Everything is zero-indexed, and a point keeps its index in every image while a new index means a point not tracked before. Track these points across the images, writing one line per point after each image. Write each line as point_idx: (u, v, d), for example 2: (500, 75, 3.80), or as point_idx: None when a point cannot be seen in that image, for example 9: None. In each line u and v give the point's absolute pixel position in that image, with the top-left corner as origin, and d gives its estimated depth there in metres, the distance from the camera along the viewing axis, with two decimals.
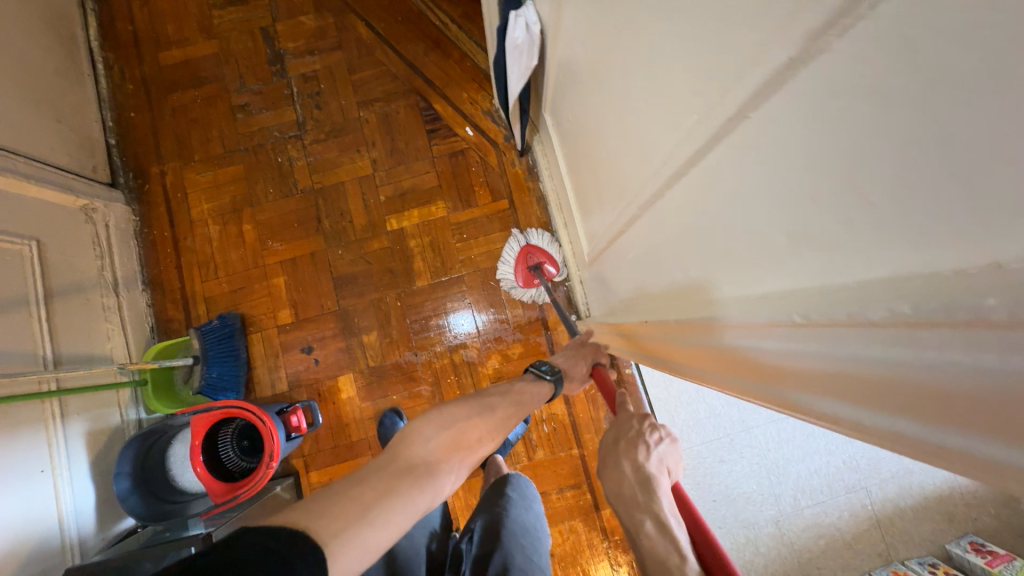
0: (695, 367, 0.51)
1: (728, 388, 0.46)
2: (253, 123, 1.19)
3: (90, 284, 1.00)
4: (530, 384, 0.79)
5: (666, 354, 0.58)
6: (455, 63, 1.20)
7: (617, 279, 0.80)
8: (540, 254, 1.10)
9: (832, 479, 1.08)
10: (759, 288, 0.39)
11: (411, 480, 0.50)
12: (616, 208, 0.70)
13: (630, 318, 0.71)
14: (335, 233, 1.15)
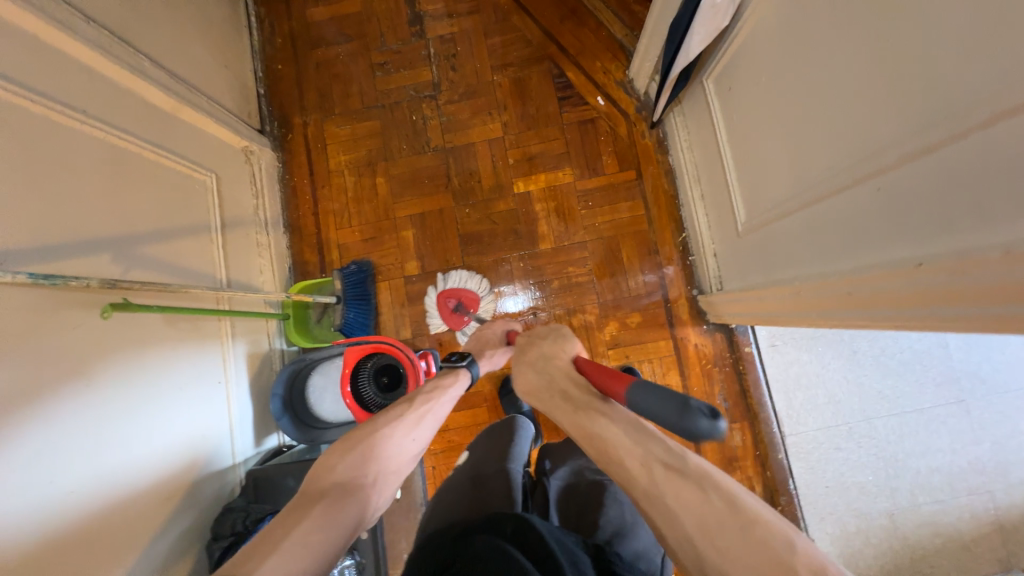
0: (900, 310, 0.54)
1: (943, 322, 0.49)
2: (391, 81, 1.23)
3: (249, 220, 1.07)
4: (445, 374, 0.82)
5: (868, 315, 0.59)
6: (591, 32, 1.21)
7: (772, 247, 0.80)
8: (456, 295, 1.13)
9: (954, 479, 1.05)
10: (1005, 235, 0.41)
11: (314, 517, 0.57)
12: (794, 182, 0.70)
13: (796, 281, 0.73)
14: (464, 192, 1.19)
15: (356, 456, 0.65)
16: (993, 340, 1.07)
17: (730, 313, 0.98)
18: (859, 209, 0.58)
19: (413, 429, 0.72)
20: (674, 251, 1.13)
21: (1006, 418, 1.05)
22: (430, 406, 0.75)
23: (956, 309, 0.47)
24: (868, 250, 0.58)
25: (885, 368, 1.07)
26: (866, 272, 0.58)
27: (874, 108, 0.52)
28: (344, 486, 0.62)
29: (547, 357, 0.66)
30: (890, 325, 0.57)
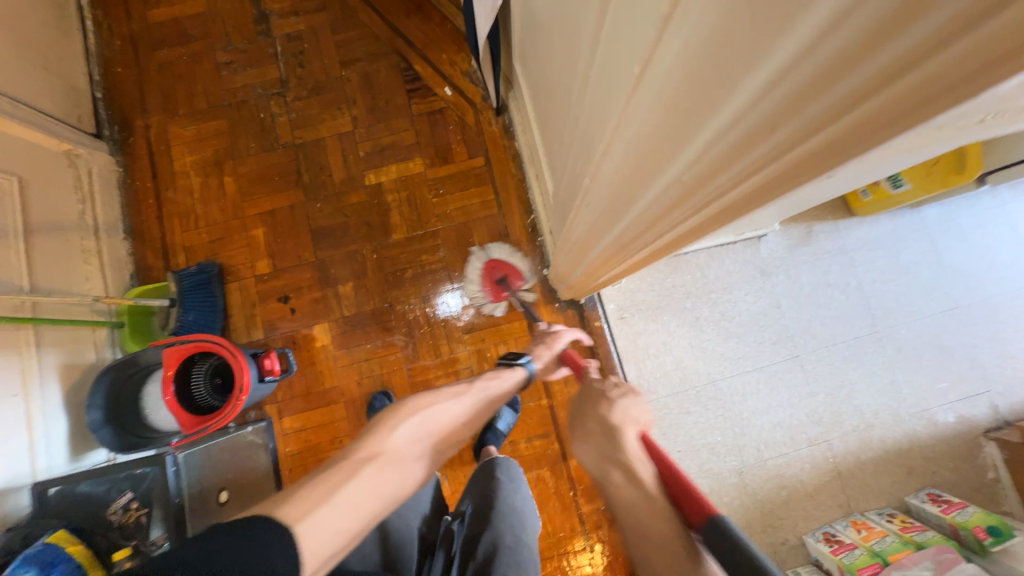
0: (647, 190, 0.44)
1: (642, 221, 0.49)
2: (237, 81, 1.22)
3: (71, 225, 1.02)
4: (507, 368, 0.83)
5: (632, 215, 0.50)
6: (436, 26, 1.23)
7: (565, 199, 0.82)
8: (503, 269, 1.13)
9: (794, 431, 1.10)
10: (621, 103, 0.42)
11: (374, 471, 0.56)
12: (567, 127, 0.73)
13: (574, 221, 0.74)
14: (315, 187, 1.18)
15: (411, 422, 0.66)
16: (820, 297, 1.14)
17: (570, 273, 0.93)
18: (597, 93, 0.51)
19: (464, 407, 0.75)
20: (525, 232, 1.15)
21: (836, 369, 1.12)
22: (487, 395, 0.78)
23: (671, 165, 0.38)
24: (605, 137, 0.50)
25: (724, 331, 1.12)
26: (592, 190, 0.59)
27: (574, 41, 0.56)
28: (404, 451, 0.62)
29: (614, 423, 0.63)
30: (653, 220, 0.47)
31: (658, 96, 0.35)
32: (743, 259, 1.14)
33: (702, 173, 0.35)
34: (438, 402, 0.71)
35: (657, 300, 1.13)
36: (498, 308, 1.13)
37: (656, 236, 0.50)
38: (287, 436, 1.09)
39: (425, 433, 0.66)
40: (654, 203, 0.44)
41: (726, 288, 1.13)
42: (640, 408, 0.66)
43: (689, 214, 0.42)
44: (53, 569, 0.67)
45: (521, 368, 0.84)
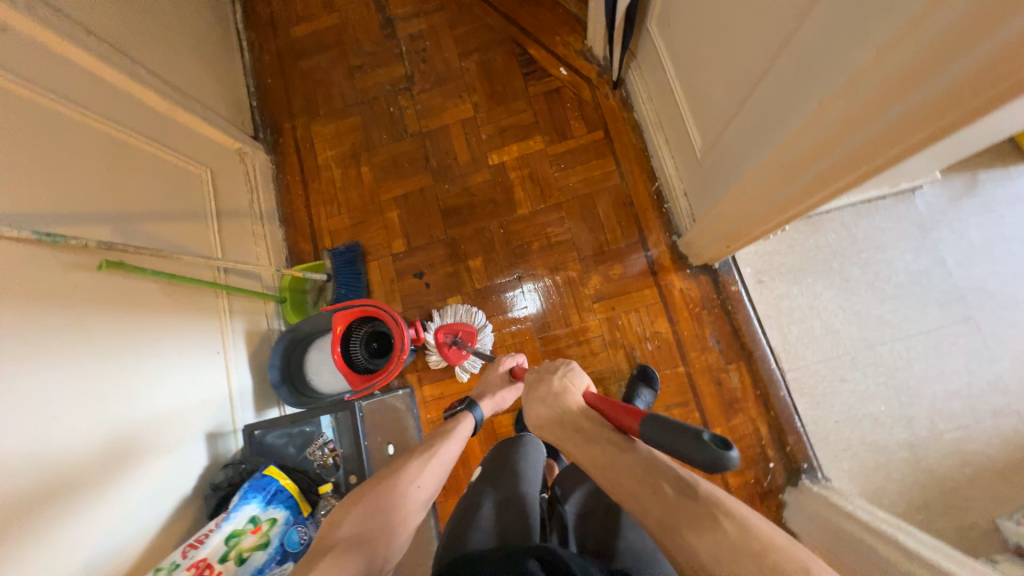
0: (867, 132, 0.46)
1: (868, 150, 0.48)
2: (369, 80, 1.33)
3: (244, 212, 1.16)
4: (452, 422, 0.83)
5: (844, 149, 0.50)
6: (548, 11, 1.28)
7: (718, 159, 0.81)
8: (457, 330, 1.10)
9: (975, 401, 0.99)
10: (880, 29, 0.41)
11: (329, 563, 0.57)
12: (733, 82, 0.72)
13: (735, 178, 0.74)
14: (442, 170, 1.25)
15: (359, 509, 0.66)
16: (995, 252, 1.02)
17: (711, 235, 0.92)
18: (797, 54, 0.53)
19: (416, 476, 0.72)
20: (651, 200, 1.15)
21: (1022, 330, 0.99)
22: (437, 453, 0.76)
23: (951, 77, 0.37)
24: (819, 80, 0.50)
25: (881, 292, 1.04)
26: (780, 138, 0.58)
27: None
28: (356, 537, 0.62)
29: (556, 390, 0.71)
30: (874, 152, 0.48)
31: (934, 22, 0.35)
32: (898, 214, 1.05)
33: (991, 75, 0.35)
34: (386, 477, 0.70)
35: (800, 261, 1.07)
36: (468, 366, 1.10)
37: (864, 170, 0.51)
38: (428, 403, 1.15)
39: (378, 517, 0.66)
40: (873, 144, 0.47)
41: (879, 246, 1.05)
42: (577, 374, 0.75)
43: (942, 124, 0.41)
44: (271, 497, 0.75)
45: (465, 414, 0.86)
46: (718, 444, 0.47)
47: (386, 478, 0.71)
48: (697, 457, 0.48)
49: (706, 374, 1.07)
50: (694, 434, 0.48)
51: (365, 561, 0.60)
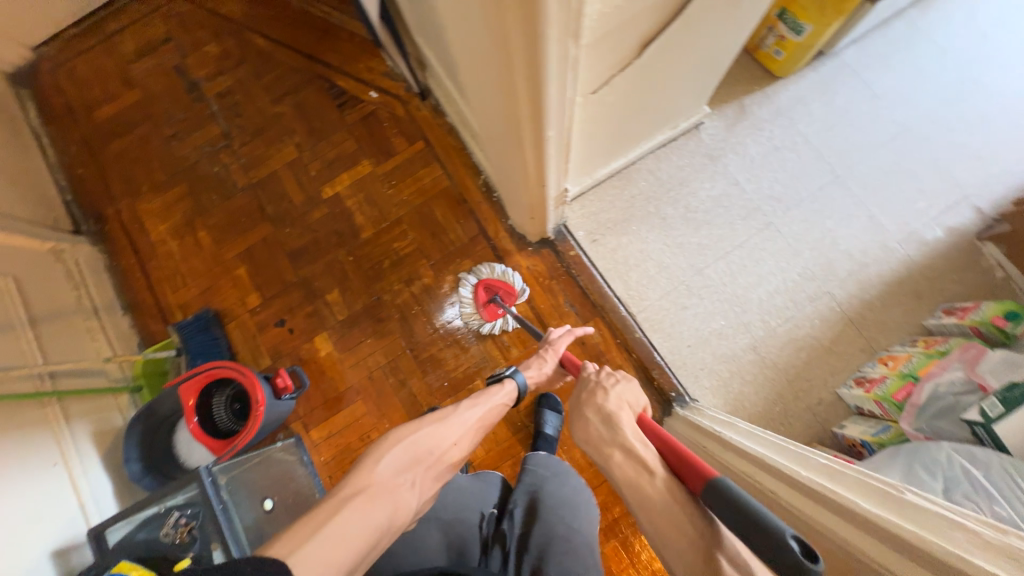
0: (508, 96, 0.53)
1: (519, 113, 0.54)
2: (187, 146, 1.31)
3: (71, 310, 1.10)
4: (497, 387, 0.79)
5: (509, 103, 0.54)
6: (346, 42, 1.32)
7: (488, 145, 0.88)
8: (496, 286, 1.13)
9: (793, 293, 1.11)
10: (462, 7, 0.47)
11: (361, 500, 0.55)
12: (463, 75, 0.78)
13: (496, 157, 0.80)
14: (280, 216, 1.25)
15: (392, 453, 0.63)
16: (774, 162, 1.16)
17: (521, 212, 0.98)
18: (461, 40, 0.60)
19: (450, 431, 0.70)
20: (481, 192, 1.21)
21: (811, 222, 1.13)
22: (468, 413, 0.74)
23: (502, 37, 0.43)
24: (473, 59, 0.56)
25: (694, 222, 1.15)
26: (487, 112, 0.64)
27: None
28: (389, 480, 0.60)
29: (610, 409, 0.68)
30: (523, 113, 0.54)
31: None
32: (689, 151, 1.17)
33: (515, 32, 0.41)
34: (424, 426, 0.68)
35: (622, 213, 1.16)
36: (497, 327, 1.11)
37: (533, 132, 0.58)
38: (318, 446, 1.12)
39: (410, 460, 0.63)
40: (516, 105, 0.53)
41: (682, 182, 1.16)
42: (633, 394, 0.72)
43: (525, 60, 0.44)
44: None
45: (510, 382, 0.81)
46: (804, 557, 0.39)
47: (423, 427, 0.68)
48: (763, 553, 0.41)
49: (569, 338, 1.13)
50: (777, 539, 0.39)
51: (394, 506, 0.58)
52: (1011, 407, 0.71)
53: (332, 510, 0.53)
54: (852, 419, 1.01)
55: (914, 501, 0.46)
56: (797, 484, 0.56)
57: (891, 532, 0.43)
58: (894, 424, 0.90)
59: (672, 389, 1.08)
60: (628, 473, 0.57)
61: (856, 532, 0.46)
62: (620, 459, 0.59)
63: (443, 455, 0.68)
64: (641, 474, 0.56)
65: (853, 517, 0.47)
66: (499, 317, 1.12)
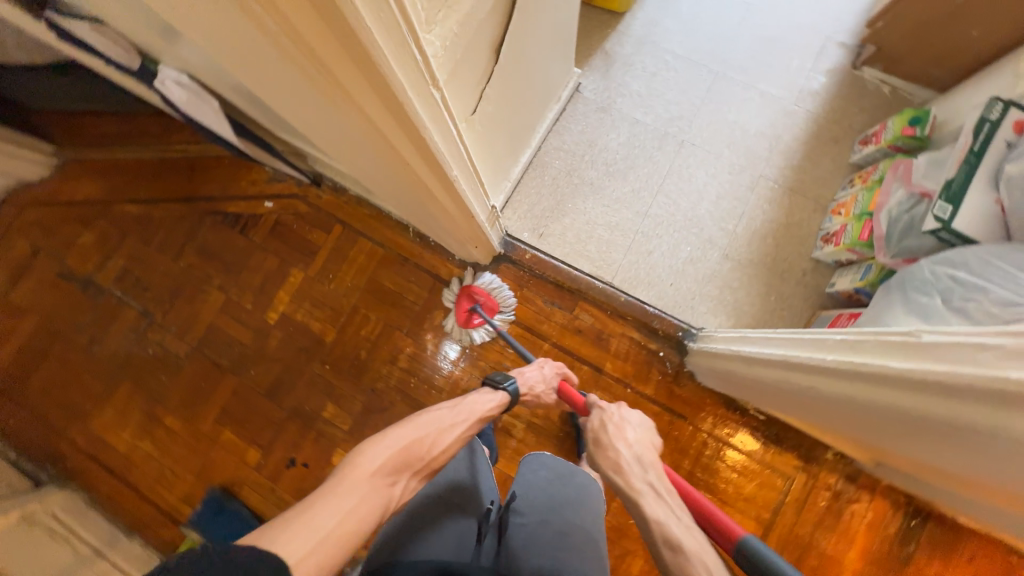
0: (408, 159, 0.53)
1: (424, 164, 0.54)
2: (111, 343, 1.22)
3: (73, 567, 0.99)
4: (485, 396, 0.83)
5: (410, 164, 0.54)
6: (216, 167, 1.26)
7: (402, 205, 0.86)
8: (478, 295, 1.12)
9: (734, 191, 1.14)
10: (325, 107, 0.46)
11: (351, 498, 0.56)
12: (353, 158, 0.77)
13: (417, 212, 0.79)
14: (238, 362, 1.18)
15: (384, 447, 0.64)
16: (659, 88, 1.19)
17: (465, 246, 0.97)
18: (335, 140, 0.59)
19: (443, 437, 0.72)
20: (417, 243, 1.19)
21: (717, 123, 1.17)
22: (459, 422, 0.76)
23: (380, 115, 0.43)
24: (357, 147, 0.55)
25: (619, 173, 1.17)
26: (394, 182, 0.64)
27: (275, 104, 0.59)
28: (381, 475, 0.61)
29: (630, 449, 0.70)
30: (427, 164, 0.54)
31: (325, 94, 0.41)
32: (582, 113, 1.19)
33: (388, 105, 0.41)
34: (413, 425, 0.71)
35: (553, 198, 1.17)
36: (474, 334, 1.12)
37: (442, 173, 0.58)
38: None
39: (402, 459, 0.65)
40: (418, 161, 0.53)
41: (590, 144, 1.18)
42: (648, 433, 0.75)
43: (386, 108, 0.42)
44: None
45: (503, 392, 0.84)
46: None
47: (415, 429, 0.70)
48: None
49: (566, 332, 1.12)
50: None
51: (383, 503, 0.59)
52: (957, 202, 0.75)
53: (320, 501, 0.54)
54: (838, 274, 1.06)
55: (938, 343, 0.47)
56: (843, 374, 0.57)
57: (939, 384, 0.46)
58: (874, 261, 0.94)
59: (678, 329, 1.09)
60: (658, 514, 0.58)
61: (923, 399, 0.47)
62: (651, 498, 0.61)
63: (433, 458, 0.70)
64: (672, 519, 0.57)
65: (911, 385, 0.48)
66: (477, 327, 1.12)
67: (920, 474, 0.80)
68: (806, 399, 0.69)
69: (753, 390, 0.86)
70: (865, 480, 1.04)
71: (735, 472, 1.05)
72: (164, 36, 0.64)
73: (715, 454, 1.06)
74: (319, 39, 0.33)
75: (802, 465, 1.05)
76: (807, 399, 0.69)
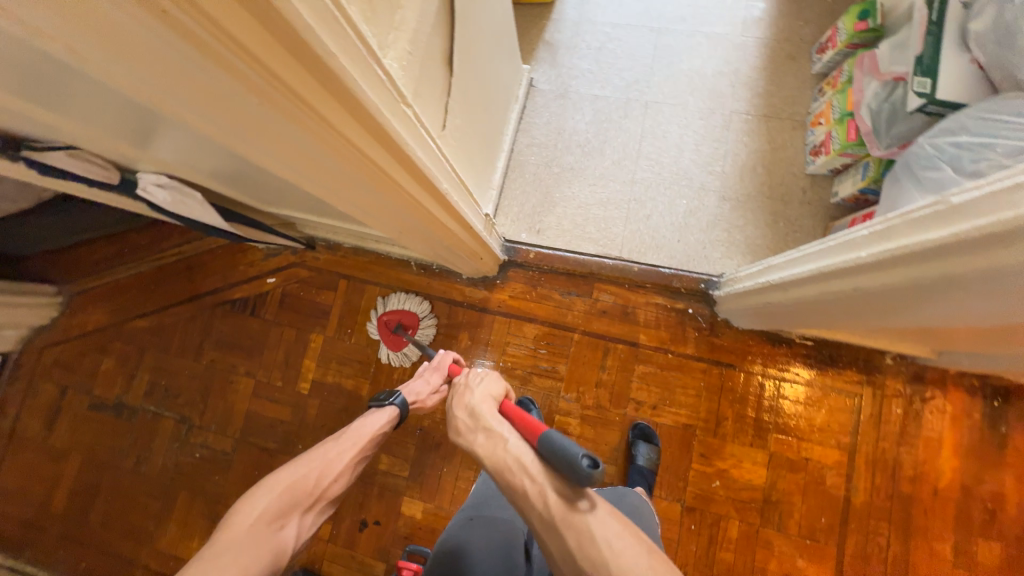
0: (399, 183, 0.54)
1: (414, 180, 0.56)
2: (156, 458, 1.22)
3: None
4: (371, 417, 0.85)
5: (403, 187, 0.55)
6: (212, 260, 1.28)
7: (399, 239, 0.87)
8: (396, 318, 1.14)
9: (712, 134, 1.15)
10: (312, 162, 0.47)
11: (230, 554, 0.58)
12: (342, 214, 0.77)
13: (417, 240, 0.80)
14: (283, 440, 1.18)
15: (264, 499, 0.66)
16: (609, 59, 1.21)
17: (470, 263, 0.98)
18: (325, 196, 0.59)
19: (329, 471, 0.74)
20: (423, 274, 1.19)
21: (674, 75, 1.18)
22: (343, 451, 0.78)
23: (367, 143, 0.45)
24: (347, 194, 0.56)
25: (595, 150, 1.17)
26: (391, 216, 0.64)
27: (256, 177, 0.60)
28: (263, 526, 0.63)
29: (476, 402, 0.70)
30: (416, 180, 0.56)
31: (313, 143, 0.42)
32: (543, 105, 1.21)
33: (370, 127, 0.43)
34: (297, 466, 0.72)
35: (540, 192, 1.17)
36: (401, 356, 1.13)
37: (430, 185, 0.59)
38: None
39: (285, 502, 0.67)
40: (409, 180, 0.55)
41: (559, 131, 1.19)
42: (495, 382, 0.75)
43: (363, 128, 0.43)
44: None
45: (391, 408, 0.86)
46: (590, 468, 0.51)
47: (297, 469, 0.72)
48: (574, 477, 0.52)
49: (591, 317, 1.11)
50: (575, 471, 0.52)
51: (268, 554, 0.62)
52: (935, 73, 0.74)
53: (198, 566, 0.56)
54: (838, 182, 1.05)
55: (973, 199, 0.45)
56: (887, 262, 0.55)
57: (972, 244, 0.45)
58: (869, 159, 0.94)
59: (700, 282, 1.08)
60: (489, 451, 0.62)
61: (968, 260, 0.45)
62: (485, 437, 0.64)
63: (324, 489, 0.73)
64: (499, 448, 0.61)
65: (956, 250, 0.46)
66: (402, 347, 1.13)
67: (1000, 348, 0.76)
68: (858, 302, 0.66)
69: (799, 315, 0.83)
70: (933, 375, 1.00)
71: (800, 405, 1.03)
72: (135, 139, 0.66)
73: (776, 393, 1.04)
74: (291, 72, 0.33)
75: (865, 378, 1.02)
76: (858, 303, 0.66)
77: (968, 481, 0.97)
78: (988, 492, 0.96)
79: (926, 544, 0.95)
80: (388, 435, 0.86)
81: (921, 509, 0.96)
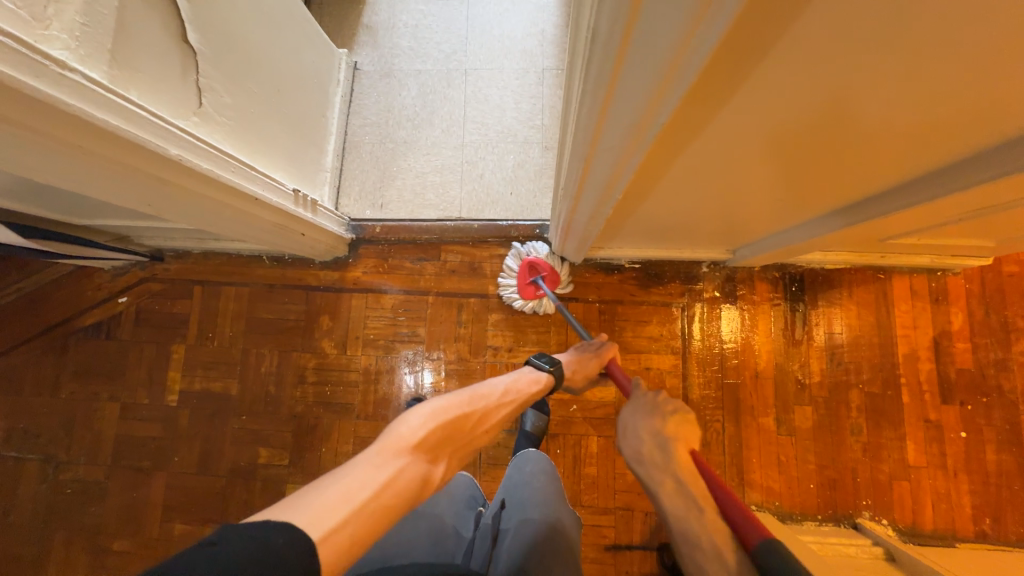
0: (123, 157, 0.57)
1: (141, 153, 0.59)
2: (26, 503, 1.16)
3: None
4: (530, 378, 0.84)
5: (130, 162, 0.58)
6: (55, 290, 1.23)
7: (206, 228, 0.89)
8: (540, 268, 1.09)
9: (527, 91, 1.23)
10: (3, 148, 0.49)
11: (398, 467, 0.54)
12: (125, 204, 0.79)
13: (217, 223, 0.82)
14: (159, 455, 1.16)
15: (427, 421, 0.62)
16: (426, 34, 1.27)
17: (301, 242, 1.01)
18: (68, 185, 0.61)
19: (482, 417, 0.71)
20: (277, 266, 1.20)
21: (486, 42, 1.25)
22: (497, 406, 0.75)
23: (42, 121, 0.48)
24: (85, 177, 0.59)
25: (425, 121, 1.23)
26: (157, 195, 0.67)
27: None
28: (427, 446, 0.60)
29: (659, 447, 0.66)
30: (143, 154, 0.59)
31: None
32: (369, 86, 1.25)
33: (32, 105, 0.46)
34: (460, 402, 0.69)
35: (378, 169, 1.21)
36: (532, 306, 1.11)
37: (170, 158, 0.63)
38: None
39: (443, 432, 0.63)
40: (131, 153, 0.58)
41: (388, 109, 1.24)
42: (688, 427, 0.70)
43: (21, 106, 0.45)
44: None
45: (542, 376, 0.85)
46: None
47: (459, 405, 0.69)
48: None
49: (442, 278, 1.17)
50: None
51: (428, 476, 0.58)
52: None
53: (370, 469, 0.52)
54: None
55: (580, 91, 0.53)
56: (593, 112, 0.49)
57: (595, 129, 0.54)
58: None
59: (534, 228, 1.16)
60: (683, 513, 0.59)
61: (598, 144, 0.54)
62: (666, 492, 0.62)
63: (473, 433, 0.69)
64: (698, 518, 0.57)
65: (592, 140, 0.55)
66: (536, 299, 1.11)
67: (756, 220, 0.87)
68: (613, 183, 0.59)
69: (598, 220, 0.78)
70: (741, 275, 1.13)
71: (637, 323, 1.13)
72: None
73: (615, 315, 1.13)
74: None
75: (687, 288, 1.13)
76: (615, 186, 0.59)
77: (781, 360, 1.10)
78: (798, 367, 1.09)
79: (753, 422, 1.08)
80: (532, 401, 0.84)
81: (746, 393, 1.09)
